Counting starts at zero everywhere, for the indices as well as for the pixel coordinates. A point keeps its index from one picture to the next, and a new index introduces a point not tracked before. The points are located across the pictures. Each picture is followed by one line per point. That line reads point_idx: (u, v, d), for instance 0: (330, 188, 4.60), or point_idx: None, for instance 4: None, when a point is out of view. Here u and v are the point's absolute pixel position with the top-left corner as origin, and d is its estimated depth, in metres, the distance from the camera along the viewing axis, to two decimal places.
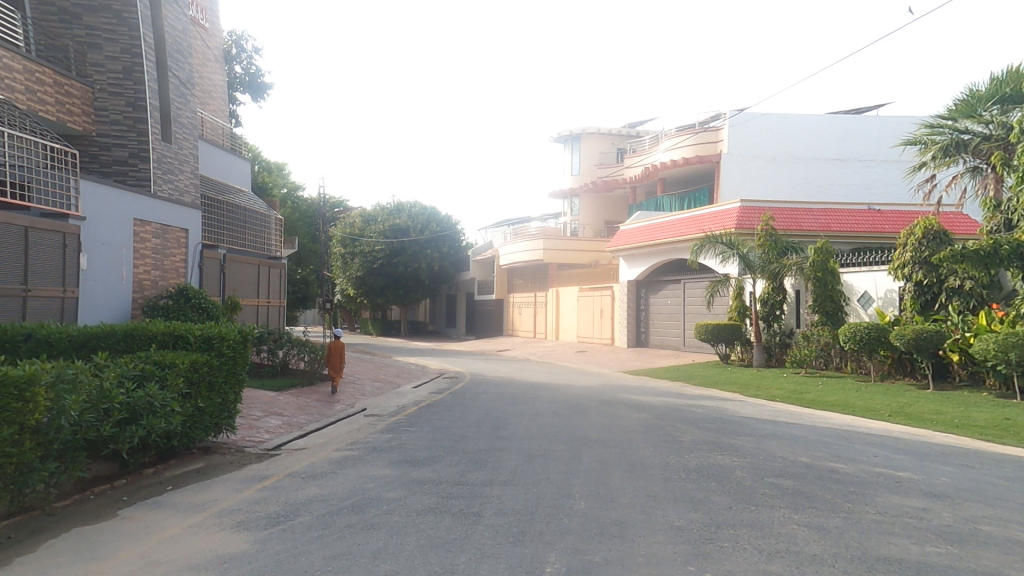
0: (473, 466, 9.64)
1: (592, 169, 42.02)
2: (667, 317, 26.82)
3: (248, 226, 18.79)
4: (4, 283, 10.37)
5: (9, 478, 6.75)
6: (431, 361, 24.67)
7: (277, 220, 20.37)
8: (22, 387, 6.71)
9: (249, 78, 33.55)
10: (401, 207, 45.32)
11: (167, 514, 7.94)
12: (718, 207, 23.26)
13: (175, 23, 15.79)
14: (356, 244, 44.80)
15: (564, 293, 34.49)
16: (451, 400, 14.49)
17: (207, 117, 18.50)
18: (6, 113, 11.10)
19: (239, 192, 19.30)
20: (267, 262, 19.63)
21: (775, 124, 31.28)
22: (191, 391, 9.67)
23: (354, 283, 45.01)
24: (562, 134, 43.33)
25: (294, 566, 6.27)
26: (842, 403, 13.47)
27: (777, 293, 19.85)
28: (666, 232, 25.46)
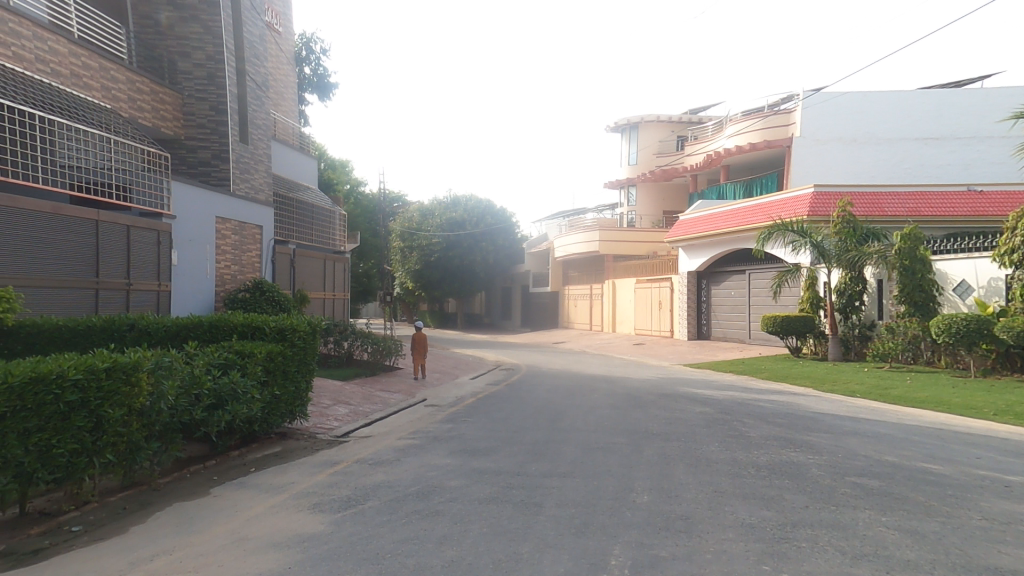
0: (533, 457, 9.70)
1: (650, 158, 41.12)
2: (731, 309, 26.02)
3: (315, 221, 19.62)
4: (113, 277, 11.28)
5: (121, 454, 7.54)
6: (488, 353, 24.91)
7: (341, 216, 21.17)
8: (129, 372, 7.44)
9: (317, 78, 34.85)
10: (457, 200, 45.99)
11: (252, 493, 8.47)
12: (789, 193, 22.27)
13: (253, 29, 16.47)
14: (413, 238, 45.69)
15: (620, 285, 34.04)
16: (508, 392, 14.62)
17: (279, 118, 19.30)
18: (112, 123, 12.12)
19: (306, 189, 20.14)
20: (332, 256, 20.44)
21: (856, 103, 29.57)
22: (268, 379, 10.26)
23: (412, 275, 46.01)
24: (618, 123, 42.60)
25: (368, 548, 6.53)
26: (936, 400, 12.61)
27: (856, 283, 18.81)
28: (728, 221, 24.71)
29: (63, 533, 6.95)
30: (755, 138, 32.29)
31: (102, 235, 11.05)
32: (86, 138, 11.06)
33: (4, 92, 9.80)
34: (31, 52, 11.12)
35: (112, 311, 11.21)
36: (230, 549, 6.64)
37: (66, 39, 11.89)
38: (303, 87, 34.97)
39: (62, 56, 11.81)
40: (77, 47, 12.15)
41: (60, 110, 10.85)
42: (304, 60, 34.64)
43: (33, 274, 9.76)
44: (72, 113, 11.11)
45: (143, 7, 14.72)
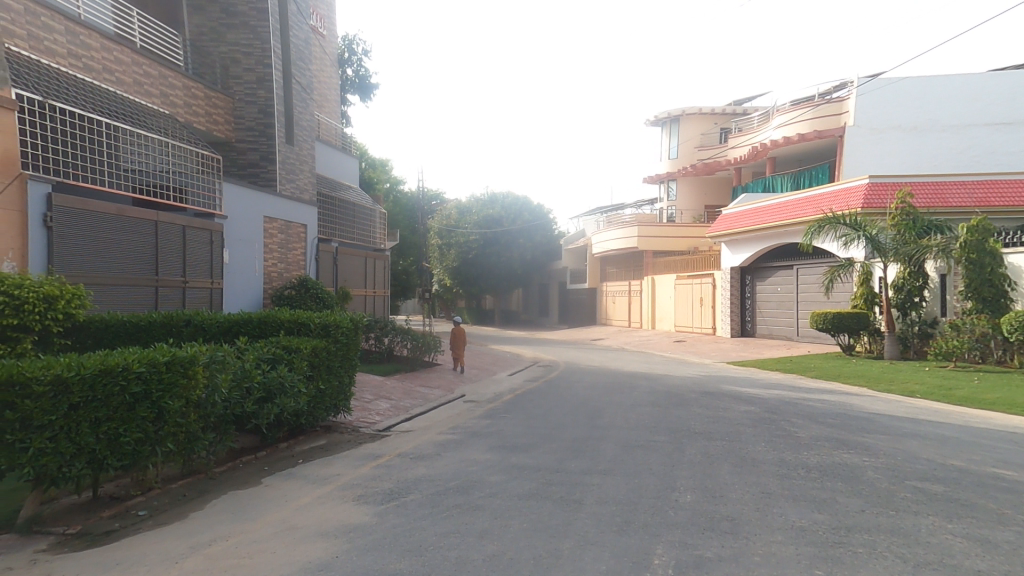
0: (572, 454, 9.67)
1: (691, 152, 40.20)
2: (777, 305, 25.26)
3: (357, 220, 20.08)
4: (171, 275, 11.84)
5: (180, 443, 7.93)
6: (526, 350, 24.96)
7: (382, 214, 21.58)
8: (186, 366, 7.81)
9: (359, 79, 35.60)
10: (495, 197, 46.17)
11: (301, 484, 8.75)
12: (842, 185, 21.43)
13: (299, 33, 16.92)
14: (452, 235, 46.11)
15: (660, 281, 33.54)
16: (546, 388, 14.61)
17: (323, 119, 19.75)
18: (170, 128, 12.74)
19: (348, 188, 20.63)
20: (373, 254, 20.87)
21: (918, 88, 28.11)
22: (314, 373, 10.60)
23: (450, 273, 46.50)
24: (659, 117, 41.76)
25: (411, 540, 6.67)
26: (1004, 402, 11.91)
27: (916, 278, 17.92)
28: (775, 215, 24.00)
29: (130, 516, 7.35)
30: (803, 129, 31.16)
31: (161, 235, 11.61)
32: (147, 144, 11.62)
33: (74, 101, 10.41)
34: (98, 62, 11.78)
35: (170, 307, 11.76)
36: (282, 537, 6.89)
37: (130, 49, 12.54)
38: (345, 88, 35.78)
39: (126, 65, 12.46)
40: (139, 56, 12.81)
41: (123, 116, 11.45)
42: (346, 61, 35.39)
43: (102, 272, 10.33)
44: (134, 119, 11.71)
45: (198, 16, 15.24)
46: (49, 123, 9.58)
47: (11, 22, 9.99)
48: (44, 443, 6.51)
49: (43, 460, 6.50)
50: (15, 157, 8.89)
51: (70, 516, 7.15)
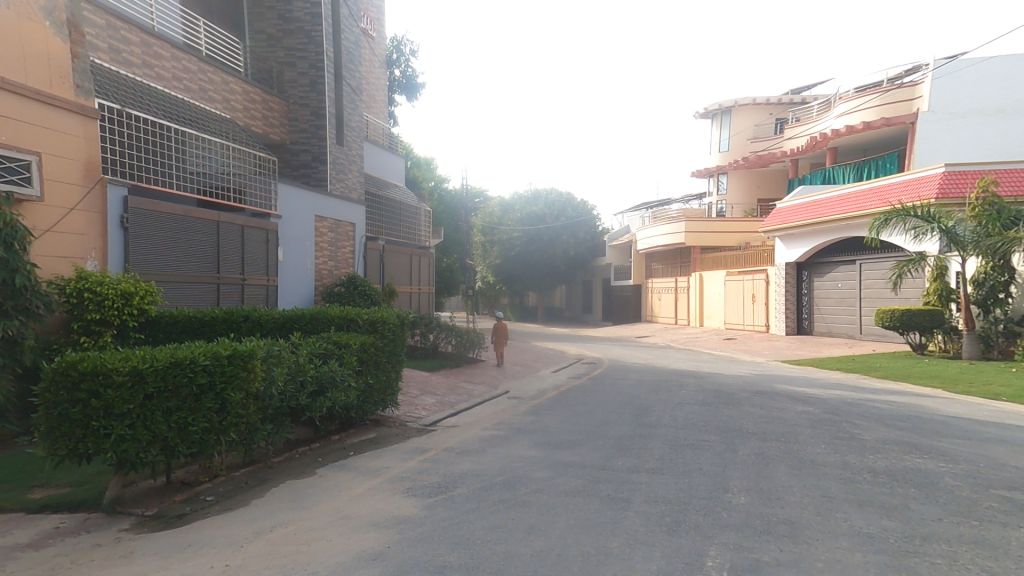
0: (619, 452, 9.47)
1: (744, 145, 39.06)
2: (837, 301, 24.17)
3: (403, 218, 20.49)
4: (231, 272, 12.41)
5: (241, 434, 8.28)
6: (570, 347, 24.80)
7: (426, 212, 21.95)
8: (246, 359, 8.12)
9: (405, 80, 36.34)
10: (538, 194, 46.27)
11: (352, 475, 8.99)
12: (915, 174, 20.15)
13: (350, 36, 17.37)
14: (495, 232, 46.47)
15: (708, 277, 32.70)
16: (591, 385, 14.46)
17: (371, 120, 20.23)
18: (231, 132, 13.33)
19: (395, 187, 21.08)
20: (418, 252, 21.25)
21: (1003, 69, 26.28)
22: (363, 368, 10.87)
23: (494, 270, 46.83)
24: (709, 109, 40.73)
25: (459, 533, 6.72)
26: None
27: (1000, 272, 16.72)
28: (835, 208, 22.90)
29: (199, 501, 7.75)
30: (871, 116, 29.54)
31: (222, 234, 12.16)
32: (209, 148, 12.17)
33: (143, 108, 11.04)
34: (167, 70, 12.51)
35: (231, 304, 12.33)
36: (336, 526, 7.09)
37: (195, 57, 13.24)
38: (392, 89, 36.62)
39: (193, 73, 13.14)
40: (203, 64, 13.49)
41: (186, 122, 12.03)
42: (394, 63, 36.19)
43: (171, 270, 10.94)
44: (196, 124, 12.29)
45: (257, 23, 15.86)
46: (124, 130, 10.23)
47: (94, 37, 10.80)
48: (124, 429, 6.99)
49: (124, 446, 6.99)
50: (98, 163, 9.55)
51: (148, 499, 7.61)
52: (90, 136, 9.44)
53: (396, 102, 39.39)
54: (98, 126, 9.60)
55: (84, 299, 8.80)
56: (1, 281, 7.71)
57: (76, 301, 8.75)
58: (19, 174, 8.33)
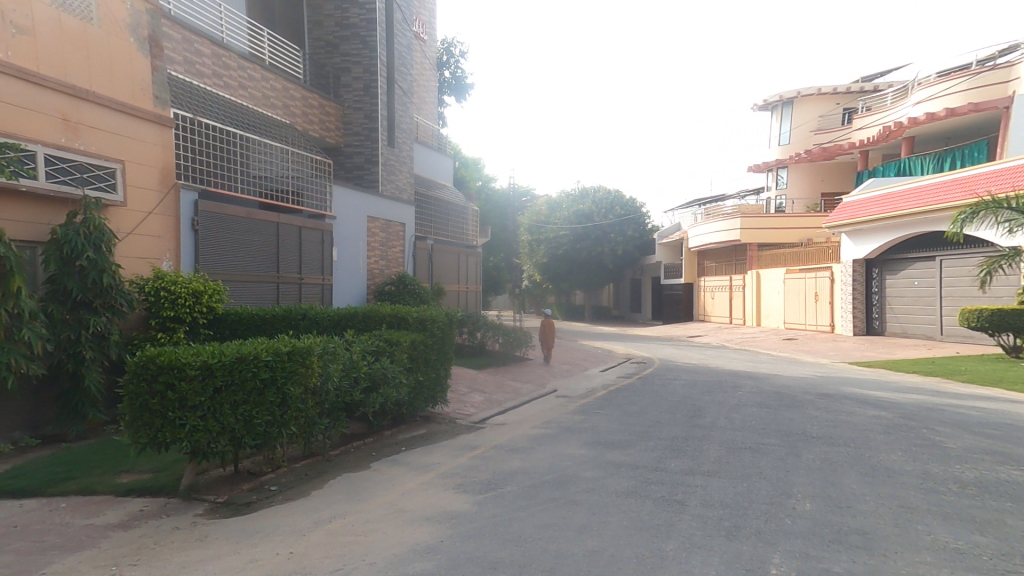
0: (673, 453, 9.19)
1: (807, 136, 37.81)
2: (913, 300, 22.71)
3: (450, 218, 20.76)
4: (289, 272, 12.93)
5: (301, 427, 8.61)
6: (618, 346, 24.42)
7: (474, 212, 22.17)
8: (303, 356, 8.44)
9: (454, 81, 36.91)
10: (586, 193, 46.51)
11: (404, 470, 9.16)
12: (1007, 163, 18.65)
13: (402, 40, 17.78)
14: (541, 231, 46.54)
15: (767, 275, 31.54)
16: (641, 385, 14.14)
17: (422, 121, 20.62)
18: (290, 137, 13.88)
19: (443, 187, 21.39)
20: (466, 250, 21.50)
21: None
22: (413, 365, 11.06)
23: (540, 269, 46.80)
24: (769, 101, 39.53)
25: (510, 530, 6.72)
26: None
27: None
28: (910, 201, 21.56)
29: (265, 490, 8.11)
30: (955, 102, 27.50)
31: (281, 235, 12.68)
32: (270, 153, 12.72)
33: (210, 117, 11.67)
34: (234, 80, 13.18)
35: (289, 302, 12.83)
36: (391, 519, 7.25)
37: (259, 66, 13.89)
38: (442, 90, 37.31)
39: (256, 81, 13.80)
40: (267, 72, 14.14)
41: (249, 129, 12.64)
42: (444, 64, 36.85)
43: (234, 270, 11.50)
44: (257, 130, 12.88)
45: (316, 30, 16.47)
46: (193, 138, 10.85)
47: (172, 51, 11.55)
48: (196, 420, 7.39)
49: (196, 436, 7.39)
50: (173, 169, 10.19)
51: (218, 486, 8.03)
52: (165, 144, 10.07)
53: (445, 104, 40.20)
54: (172, 135, 10.23)
55: (160, 297, 9.38)
56: (90, 280, 8.35)
57: (154, 299, 9.35)
58: (106, 182, 8.97)
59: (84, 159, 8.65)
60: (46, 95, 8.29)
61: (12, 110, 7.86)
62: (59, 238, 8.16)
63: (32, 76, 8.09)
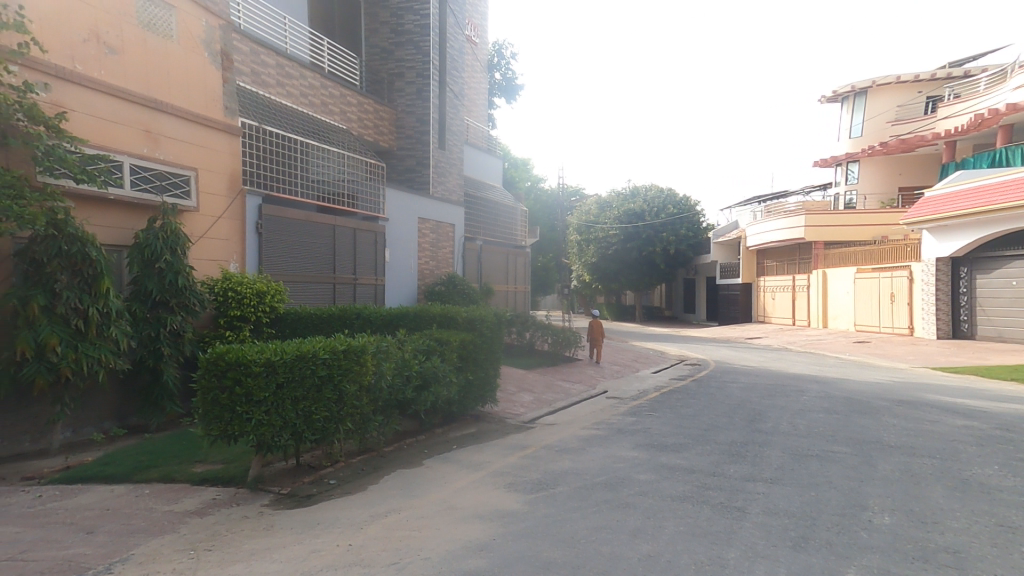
0: (732, 458, 8.78)
1: (882, 128, 35.91)
2: (1010, 302, 20.89)
3: (499, 218, 20.88)
4: (344, 273, 13.37)
5: (356, 423, 8.86)
6: (670, 347, 23.79)
7: (522, 212, 22.20)
8: (357, 354, 8.69)
9: (505, 82, 37.27)
10: (638, 191, 45.81)
11: (456, 468, 9.24)
12: None
13: (454, 43, 18.07)
14: (590, 231, 46.04)
15: (833, 274, 29.95)
16: (697, 387, 13.66)
17: (472, 123, 20.85)
18: (347, 142, 14.35)
19: (492, 188, 21.54)
20: (514, 250, 21.55)
21: None
22: (463, 364, 11.16)
23: (589, 270, 46.27)
24: (839, 93, 37.71)
25: (562, 531, 6.61)
26: None
27: None
28: (1006, 194, 19.87)
29: (324, 483, 8.39)
30: None
31: (337, 237, 13.13)
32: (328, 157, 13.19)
33: (272, 124, 12.21)
34: (296, 88, 13.75)
35: (344, 302, 13.28)
36: (443, 516, 7.31)
37: (318, 74, 14.44)
38: (493, 92, 37.78)
39: (316, 89, 14.34)
40: (326, 80, 14.68)
41: (308, 135, 13.16)
42: (495, 66, 37.32)
43: (294, 271, 12.00)
44: (316, 136, 13.40)
45: (372, 38, 17.02)
46: (259, 145, 11.40)
47: (241, 63, 12.22)
48: (262, 415, 7.69)
49: (262, 430, 7.69)
50: (240, 176, 10.74)
51: (283, 479, 8.37)
52: (234, 151, 10.63)
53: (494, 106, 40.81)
54: (240, 143, 10.78)
55: (228, 297, 9.92)
56: (167, 281, 8.93)
57: (222, 298, 9.89)
58: (181, 188, 9.56)
59: (163, 167, 9.26)
60: (132, 109, 8.92)
61: (101, 123, 8.49)
62: (141, 242, 8.79)
63: (120, 91, 8.73)
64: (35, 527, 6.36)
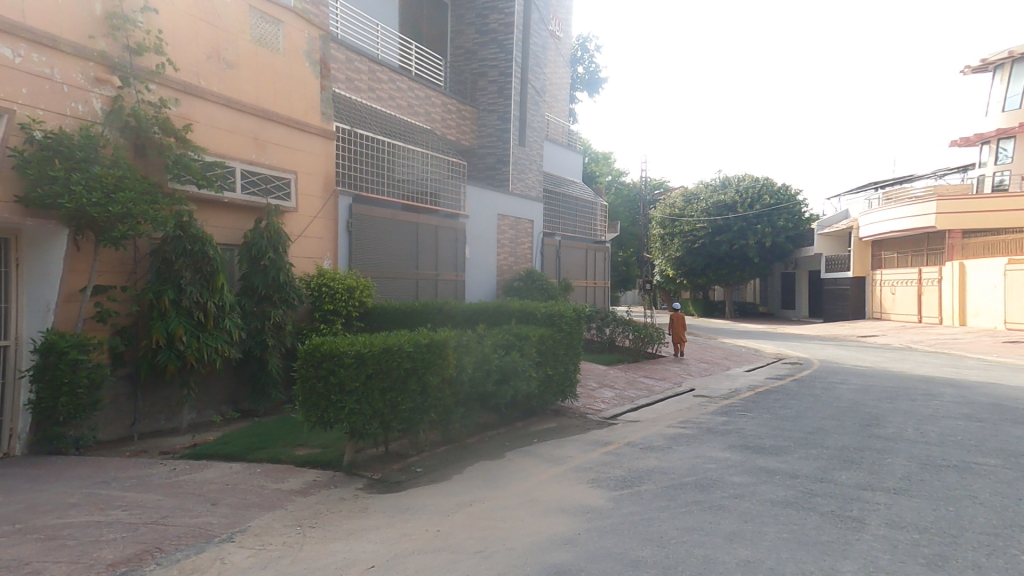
0: (842, 464, 8.05)
1: None
2: None
3: (579, 213, 20.72)
4: (427, 269, 13.82)
5: (438, 414, 9.14)
6: (763, 345, 22.47)
7: (603, 206, 21.87)
8: (438, 347, 8.98)
9: (588, 76, 38.15)
10: (728, 182, 44.00)
11: (538, 461, 9.23)
12: None
13: (537, 39, 18.10)
14: (675, 224, 44.55)
15: (974, 267, 27.99)
16: (798, 388, 12.73)
17: (553, 119, 20.86)
18: (430, 142, 14.84)
19: (571, 183, 21.40)
20: (593, 246, 21.32)
21: None
22: (542, 359, 11.14)
23: (672, 264, 44.87)
24: (989, 61, 34.03)
25: (650, 530, 6.38)
26: None
27: None
28: None
29: (411, 471, 8.70)
30: None
31: (420, 234, 13.60)
32: (413, 157, 13.70)
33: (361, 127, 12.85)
34: (385, 92, 14.41)
35: (426, 297, 13.75)
36: (527, 508, 7.32)
37: (406, 78, 15.06)
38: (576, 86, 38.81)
39: (404, 92, 14.99)
40: (413, 83, 15.28)
41: (395, 136, 13.76)
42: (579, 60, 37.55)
43: (381, 267, 12.57)
44: (402, 137, 13.98)
45: (458, 40, 17.56)
46: (349, 148, 12.05)
47: (337, 71, 12.98)
48: (353, 404, 8.05)
49: (354, 418, 8.08)
50: (333, 178, 11.42)
51: (374, 464, 8.75)
52: (328, 154, 11.30)
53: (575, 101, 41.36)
54: (332, 146, 11.42)
55: (323, 292, 10.57)
56: (270, 277, 9.67)
57: (318, 294, 10.56)
58: (282, 191, 10.32)
59: (267, 172, 10.03)
60: (242, 119, 9.72)
61: (218, 133, 9.33)
62: (249, 242, 9.57)
63: (233, 103, 9.55)
64: (172, 496, 7.11)
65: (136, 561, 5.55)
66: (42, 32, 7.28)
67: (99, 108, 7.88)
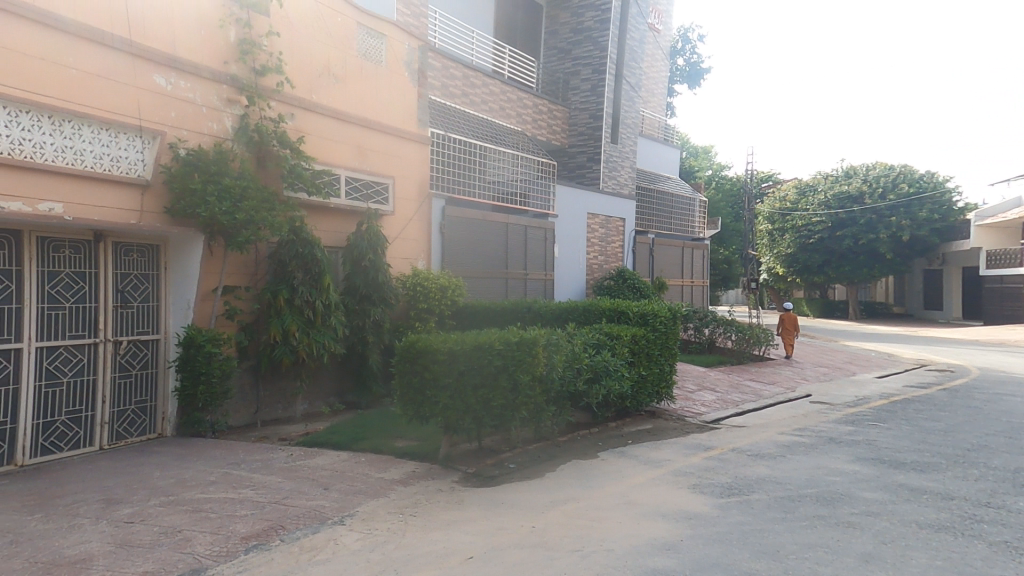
0: (1007, 489, 6.94)
1: None
2: None
3: (675, 210, 19.91)
4: (515, 268, 13.94)
5: (531, 412, 9.11)
6: (894, 350, 20.11)
7: (701, 202, 20.81)
8: (529, 346, 8.90)
9: (688, 67, 36.74)
10: (853, 172, 40.33)
11: (635, 463, 8.92)
12: None
13: (634, 33, 17.62)
14: (786, 218, 42.23)
15: None
16: (944, 399, 11.22)
17: (649, 114, 20.24)
18: (520, 143, 14.99)
19: (666, 179, 20.61)
20: (690, 244, 20.35)
21: None
22: (635, 359, 10.79)
23: (782, 261, 42.48)
24: None
25: (764, 542, 5.91)
26: None
27: None
28: None
29: (504, 467, 8.77)
30: None
31: (509, 234, 13.75)
32: (501, 159, 13.98)
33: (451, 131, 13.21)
34: (478, 97, 14.90)
35: (514, 295, 13.88)
36: (624, 511, 7.07)
37: (498, 81, 15.41)
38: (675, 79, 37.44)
39: (497, 95, 15.32)
40: (505, 86, 15.56)
41: (487, 139, 14.02)
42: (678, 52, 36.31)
43: (471, 266, 12.86)
44: (493, 139, 14.25)
45: (551, 40, 17.67)
46: (440, 152, 12.44)
47: (433, 78, 13.58)
48: (447, 399, 8.28)
49: (449, 413, 8.32)
50: (427, 181, 11.86)
51: (468, 458, 8.93)
52: (421, 159, 11.73)
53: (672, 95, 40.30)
54: (426, 151, 11.82)
55: (417, 291, 10.99)
56: (370, 277, 10.23)
57: (413, 292, 11.00)
58: (381, 196, 10.88)
59: (367, 177, 10.62)
60: (346, 129, 10.35)
61: (325, 143, 10.02)
62: (353, 244, 10.18)
63: (338, 114, 10.19)
64: (290, 478, 7.72)
65: (263, 536, 6.07)
66: (188, 62, 8.25)
67: (229, 126, 8.78)
